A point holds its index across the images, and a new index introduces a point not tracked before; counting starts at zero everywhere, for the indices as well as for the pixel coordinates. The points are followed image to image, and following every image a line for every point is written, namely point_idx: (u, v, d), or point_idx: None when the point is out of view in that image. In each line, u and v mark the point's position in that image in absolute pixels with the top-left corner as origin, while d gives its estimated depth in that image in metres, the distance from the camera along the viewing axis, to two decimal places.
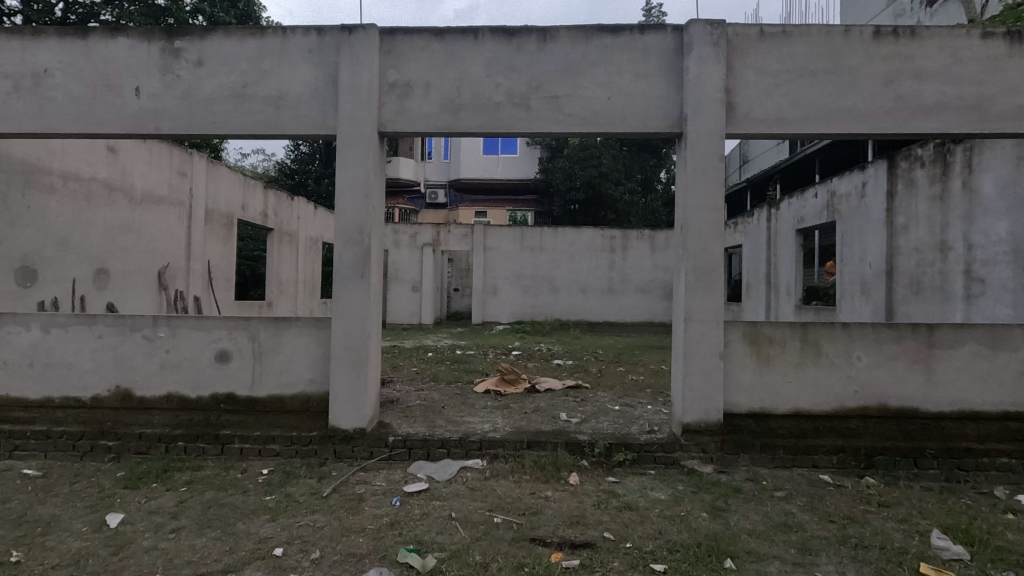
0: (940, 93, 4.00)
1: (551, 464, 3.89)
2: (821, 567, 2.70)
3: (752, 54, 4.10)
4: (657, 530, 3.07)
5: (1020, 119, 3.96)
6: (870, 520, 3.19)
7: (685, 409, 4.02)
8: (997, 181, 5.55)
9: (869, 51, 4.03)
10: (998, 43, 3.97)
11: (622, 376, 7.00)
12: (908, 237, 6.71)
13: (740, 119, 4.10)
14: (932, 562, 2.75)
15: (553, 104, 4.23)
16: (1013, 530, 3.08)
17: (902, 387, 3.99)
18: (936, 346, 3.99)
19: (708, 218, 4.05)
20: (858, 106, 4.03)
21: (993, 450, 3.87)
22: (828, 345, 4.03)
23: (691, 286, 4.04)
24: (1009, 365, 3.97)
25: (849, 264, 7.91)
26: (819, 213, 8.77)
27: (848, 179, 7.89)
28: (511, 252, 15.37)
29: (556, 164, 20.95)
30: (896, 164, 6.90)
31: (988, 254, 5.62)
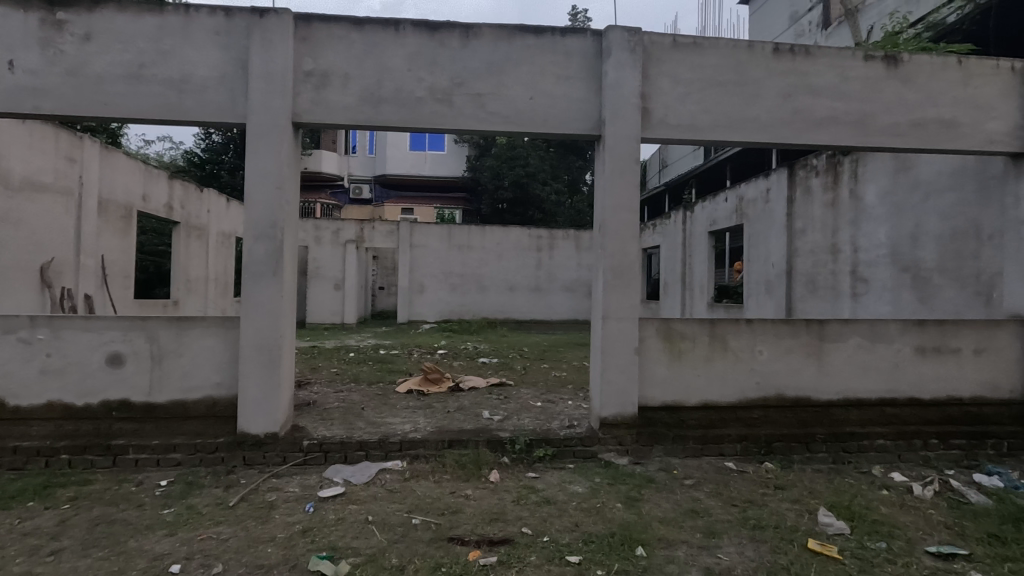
0: (830, 108, 4.36)
1: (472, 463, 3.89)
2: (723, 549, 2.87)
3: (666, 62, 4.28)
4: (574, 523, 3.14)
5: (897, 134, 4.40)
6: (768, 502, 3.43)
7: (602, 404, 4.15)
8: (878, 190, 6.14)
9: (770, 65, 4.33)
10: (877, 65, 4.39)
11: (546, 373, 7.10)
12: (805, 240, 7.29)
13: (656, 125, 4.27)
14: (818, 537, 3.00)
15: (476, 101, 4.21)
16: (887, 504, 3.42)
17: (797, 378, 4.32)
18: (826, 340, 4.35)
19: (625, 219, 4.20)
20: (761, 116, 4.32)
21: (873, 433, 4.27)
22: (733, 340, 4.29)
23: (609, 284, 4.17)
24: (886, 355, 4.40)
25: (755, 264, 8.47)
26: (729, 216, 9.33)
27: (755, 185, 8.44)
28: (438, 250, 15.22)
29: (485, 163, 21.04)
30: (795, 172, 7.47)
31: (871, 256, 6.21)
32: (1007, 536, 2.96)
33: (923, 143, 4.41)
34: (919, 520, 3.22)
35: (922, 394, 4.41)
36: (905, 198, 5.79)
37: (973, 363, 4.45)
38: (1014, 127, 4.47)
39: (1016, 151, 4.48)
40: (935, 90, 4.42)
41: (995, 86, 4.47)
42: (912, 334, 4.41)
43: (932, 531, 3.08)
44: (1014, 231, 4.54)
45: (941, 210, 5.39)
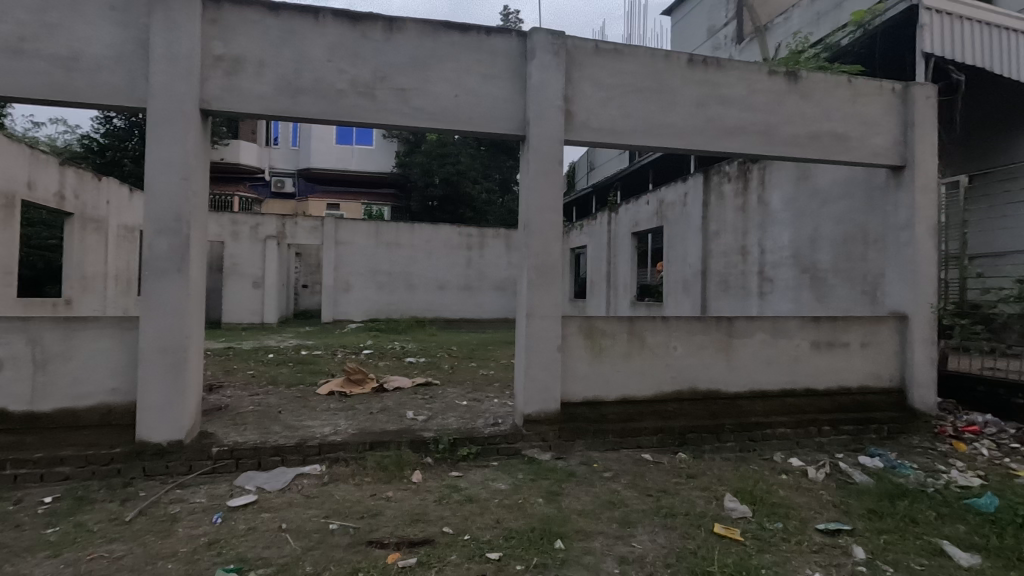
0: (739, 118, 4.64)
1: (394, 464, 3.82)
2: (638, 537, 2.99)
3: (588, 67, 4.40)
4: (495, 520, 3.16)
5: (797, 145, 4.75)
6: (680, 491, 3.61)
7: (526, 401, 4.21)
8: (782, 196, 6.61)
9: (684, 74, 4.55)
10: (780, 80, 4.72)
11: (472, 372, 7.11)
12: (719, 242, 7.74)
13: (579, 127, 4.38)
14: (724, 521, 3.19)
15: (401, 96, 4.14)
16: (785, 488, 3.69)
17: (708, 372, 4.58)
18: (734, 335, 4.63)
19: (549, 219, 4.27)
20: (676, 123, 4.53)
21: (775, 422, 4.59)
22: (650, 337, 4.47)
23: (532, 282, 4.23)
24: (787, 350, 4.74)
25: (674, 264, 8.88)
26: (650, 218, 9.71)
27: (674, 188, 8.86)
28: (365, 247, 14.82)
29: (415, 159, 20.79)
30: (710, 178, 7.91)
31: (776, 258, 6.70)
32: (884, 510, 3.28)
33: (818, 154, 4.79)
34: (811, 500, 3.50)
35: (817, 384, 4.79)
36: (805, 205, 6.27)
37: (860, 356, 4.89)
38: (894, 142, 4.96)
39: (896, 164, 4.97)
40: (829, 105, 4.81)
41: (879, 105, 4.93)
42: (809, 330, 4.78)
43: (822, 510, 3.35)
44: (895, 236, 5.04)
45: (835, 216, 5.88)
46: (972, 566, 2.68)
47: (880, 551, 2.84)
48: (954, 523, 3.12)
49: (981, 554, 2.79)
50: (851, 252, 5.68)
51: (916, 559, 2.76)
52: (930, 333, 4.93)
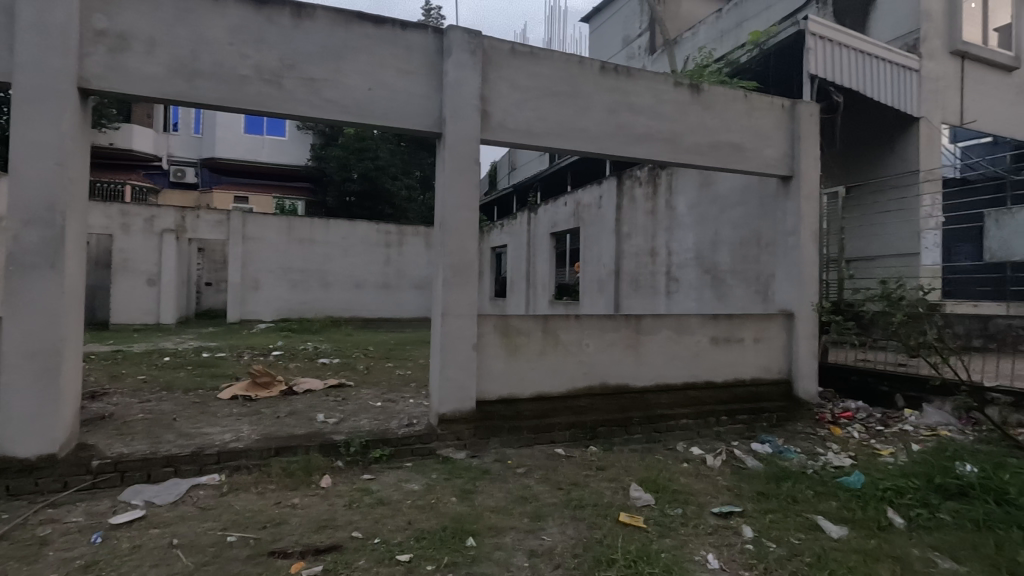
0: (647, 125, 4.87)
1: (301, 469, 3.66)
2: (547, 530, 3.07)
3: (505, 68, 4.44)
4: (407, 521, 3.11)
5: (699, 153, 5.07)
6: (590, 483, 3.75)
7: (441, 400, 4.19)
8: (688, 201, 7.03)
9: (597, 81, 4.71)
10: (684, 91, 5.00)
11: (389, 372, 6.97)
12: (631, 243, 8.11)
13: (495, 127, 4.41)
14: (629, 510, 3.34)
15: (310, 86, 3.97)
16: (686, 475, 3.93)
17: (618, 368, 4.77)
18: (642, 333, 4.87)
19: (464, 218, 4.27)
20: (589, 128, 4.68)
21: (679, 413, 4.88)
22: (564, 334, 4.59)
23: (448, 281, 4.21)
24: (690, 345, 5.04)
25: (589, 264, 9.17)
26: (568, 219, 9.98)
27: (590, 191, 9.16)
28: (276, 243, 14.08)
29: (331, 152, 20.08)
30: (623, 182, 8.26)
31: (682, 259, 7.12)
32: (771, 492, 3.57)
33: (718, 162, 5.13)
34: (708, 485, 3.75)
35: (716, 377, 5.14)
36: (708, 210, 6.70)
37: (754, 350, 5.30)
38: (783, 154, 5.40)
39: (785, 175, 5.42)
40: (728, 117, 5.17)
41: (771, 120, 5.35)
42: (709, 327, 5.12)
43: (717, 494, 3.60)
44: (783, 241, 5.50)
45: (733, 221, 6.33)
46: (840, 538, 2.98)
47: (765, 529, 3.09)
48: (828, 500, 3.46)
49: (849, 527, 3.11)
50: (747, 255, 6.14)
51: (796, 534, 3.03)
52: (812, 329, 5.44)
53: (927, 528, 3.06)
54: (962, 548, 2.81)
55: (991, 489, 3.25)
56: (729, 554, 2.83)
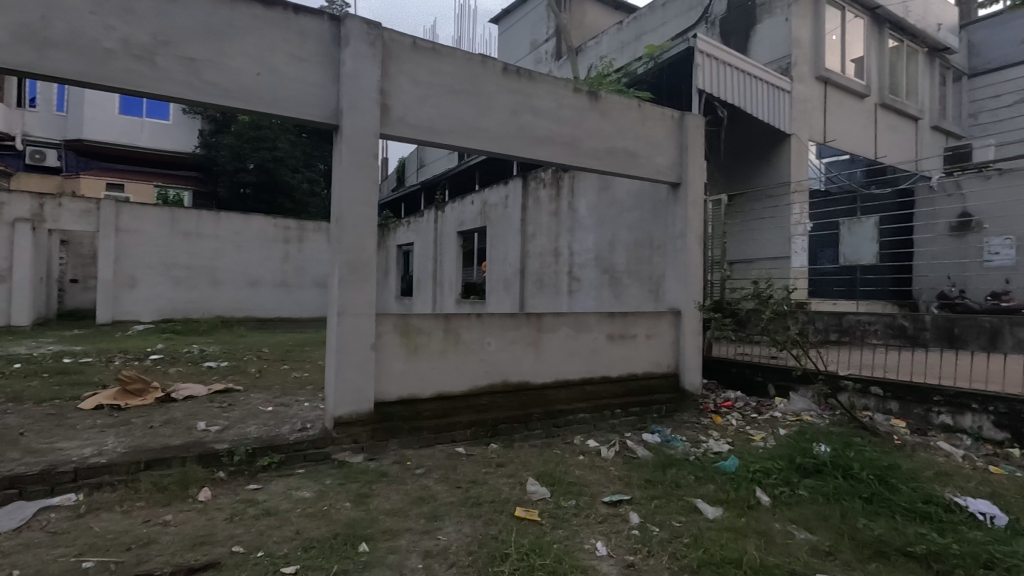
0: (548, 128, 5.00)
1: (175, 484, 3.36)
2: (443, 530, 3.05)
3: (406, 62, 4.36)
4: (295, 531, 2.96)
5: (597, 157, 5.28)
6: (488, 480, 3.78)
7: (337, 402, 4.03)
8: (588, 204, 7.31)
9: (499, 81, 4.75)
10: (583, 97, 5.19)
11: (283, 375, 6.61)
12: (535, 243, 8.29)
13: (395, 122, 4.31)
14: (525, 504, 3.41)
15: (189, 66, 3.66)
16: (581, 467, 4.08)
17: (519, 365, 4.85)
18: (542, 330, 4.98)
19: (362, 213, 4.14)
20: (491, 127, 4.71)
21: (576, 408, 5.06)
22: (465, 333, 4.60)
23: (344, 279, 4.06)
24: (587, 342, 5.24)
25: (495, 263, 9.26)
26: (475, 218, 10.01)
27: (496, 191, 9.26)
28: (156, 237, 12.84)
29: (222, 140, 18.67)
30: (528, 183, 8.45)
31: (582, 259, 7.40)
32: (657, 478, 3.81)
33: (614, 167, 5.37)
34: (602, 476, 3.92)
35: (611, 372, 5.38)
36: (606, 213, 7.00)
37: (646, 346, 5.60)
38: (673, 162, 5.77)
39: (675, 182, 5.78)
40: (624, 124, 5.43)
41: (662, 129, 5.69)
42: (605, 324, 5.34)
43: (609, 484, 3.77)
44: (673, 243, 5.87)
45: (629, 224, 6.67)
46: (714, 517, 3.23)
47: (649, 514, 3.28)
48: (707, 483, 3.74)
49: (723, 507, 3.38)
50: (641, 256, 6.49)
51: (677, 517, 3.25)
52: (697, 325, 5.85)
53: (787, 503, 3.41)
54: (815, 520, 3.15)
55: (840, 465, 3.67)
56: (617, 541, 2.98)
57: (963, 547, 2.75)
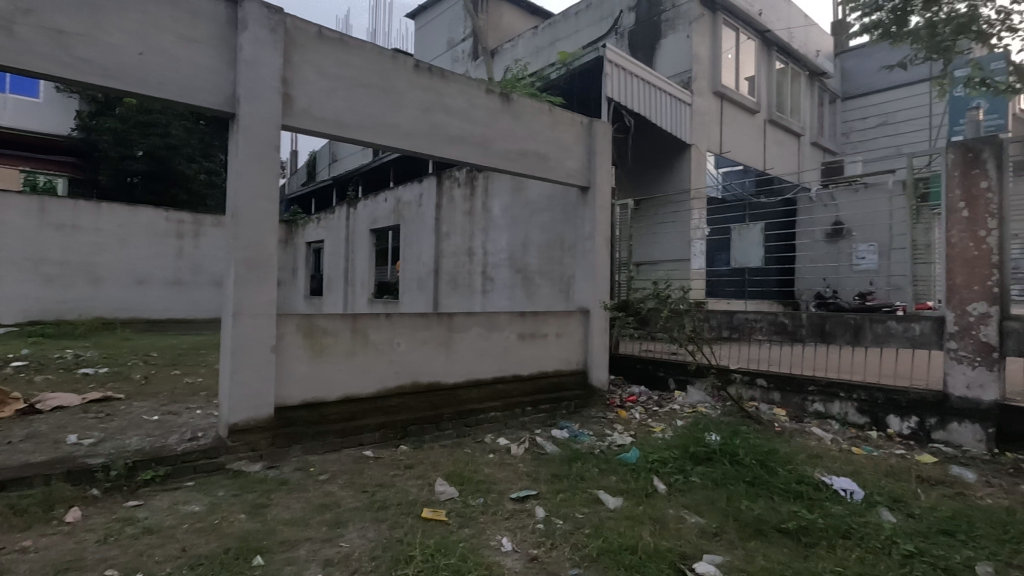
0: (460, 128, 4.99)
1: (37, 506, 3.01)
2: (346, 536, 2.96)
3: (311, 51, 4.19)
4: (180, 548, 2.75)
5: (509, 159, 5.34)
6: (396, 482, 3.71)
7: (232, 409, 3.78)
8: (502, 204, 7.40)
9: (410, 78, 4.68)
10: (496, 99, 5.24)
11: (173, 381, 6.12)
12: (449, 242, 8.26)
13: (298, 113, 4.12)
14: (432, 505, 3.39)
15: (57, 39, 3.29)
16: (490, 466, 4.12)
17: (430, 365, 4.80)
18: (454, 330, 4.97)
19: (261, 208, 3.92)
20: (402, 124, 4.63)
21: (487, 407, 5.10)
22: (374, 333, 4.48)
23: (240, 277, 3.83)
24: (498, 341, 5.28)
25: (409, 262, 9.12)
26: (388, 216, 9.81)
27: (410, 188, 9.13)
28: (21, 228, 11.32)
29: (103, 123, 16.92)
30: (443, 182, 8.41)
31: (496, 260, 7.47)
32: (563, 472, 3.92)
33: (526, 169, 5.47)
34: (510, 473, 3.98)
35: (522, 370, 5.45)
36: (519, 213, 7.11)
37: (556, 344, 5.74)
38: (582, 166, 5.97)
39: (584, 186, 5.98)
40: (536, 127, 5.54)
41: (572, 134, 5.86)
42: (516, 323, 5.42)
43: (517, 480, 3.83)
44: (582, 245, 6.07)
45: (541, 225, 6.82)
46: (615, 507, 3.38)
47: (554, 508, 3.37)
48: (609, 475, 3.91)
49: (624, 496, 3.55)
50: (552, 256, 6.66)
51: (580, 509, 3.36)
52: (604, 324, 6.09)
53: (681, 490, 3.64)
54: (704, 504, 3.39)
55: (727, 452, 3.95)
56: (522, 535, 3.04)
57: (827, 521, 3.07)
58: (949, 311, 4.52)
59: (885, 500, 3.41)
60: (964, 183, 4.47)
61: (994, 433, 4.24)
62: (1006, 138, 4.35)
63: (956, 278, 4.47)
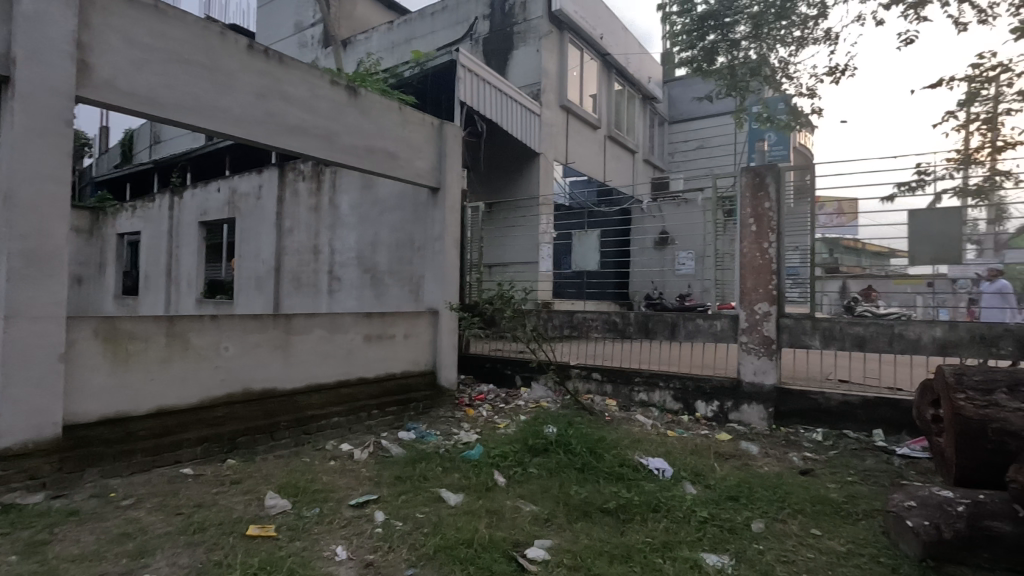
0: (300, 118, 4.69)
1: None
2: (152, 567, 2.63)
3: (117, 15, 3.66)
4: None
5: (354, 154, 5.14)
6: (218, 501, 3.39)
7: (3, 431, 3.16)
8: (350, 201, 7.14)
9: (243, 59, 4.32)
10: (341, 91, 5.03)
11: None
12: (292, 239, 7.76)
13: (99, 85, 3.57)
14: (259, 521, 3.15)
15: None
16: (329, 473, 3.95)
17: (263, 371, 4.44)
18: (291, 333, 4.65)
19: (45, 192, 3.35)
20: (231, 109, 4.24)
21: (330, 412, 4.88)
22: (195, 337, 4.04)
23: (15, 273, 3.22)
24: (341, 343, 5.05)
25: (245, 260, 8.38)
26: (221, 207, 8.93)
27: (247, 179, 8.41)
28: None
29: None
30: (285, 174, 7.88)
31: (343, 259, 7.20)
32: (407, 474, 3.89)
33: (374, 166, 5.31)
34: (351, 479, 3.86)
35: (367, 373, 5.28)
36: (368, 212, 6.92)
37: (404, 345, 5.66)
38: (432, 167, 5.96)
39: (433, 186, 5.99)
40: (384, 124, 5.41)
41: (422, 133, 5.83)
42: (362, 324, 5.24)
43: (358, 486, 3.72)
44: (432, 246, 6.09)
45: (391, 224, 6.70)
46: (455, 504, 3.45)
47: (394, 510, 3.33)
48: (452, 472, 3.97)
49: (464, 493, 3.63)
50: (402, 257, 6.58)
51: (421, 509, 3.37)
52: (453, 324, 6.15)
53: (519, 481, 3.82)
54: (538, 493, 3.60)
55: (562, 443, 4.22)
56: (358, 542, 2.95)
57: (641, 498, 3.44)
58: (741, 310, 5.32)
59: (689, 475, 3.92)
60: (753, 203, 5.30)
61: (773, 411, 5.11)
62: (783, 167, 5.25)
63: (747, 283, 5.29)
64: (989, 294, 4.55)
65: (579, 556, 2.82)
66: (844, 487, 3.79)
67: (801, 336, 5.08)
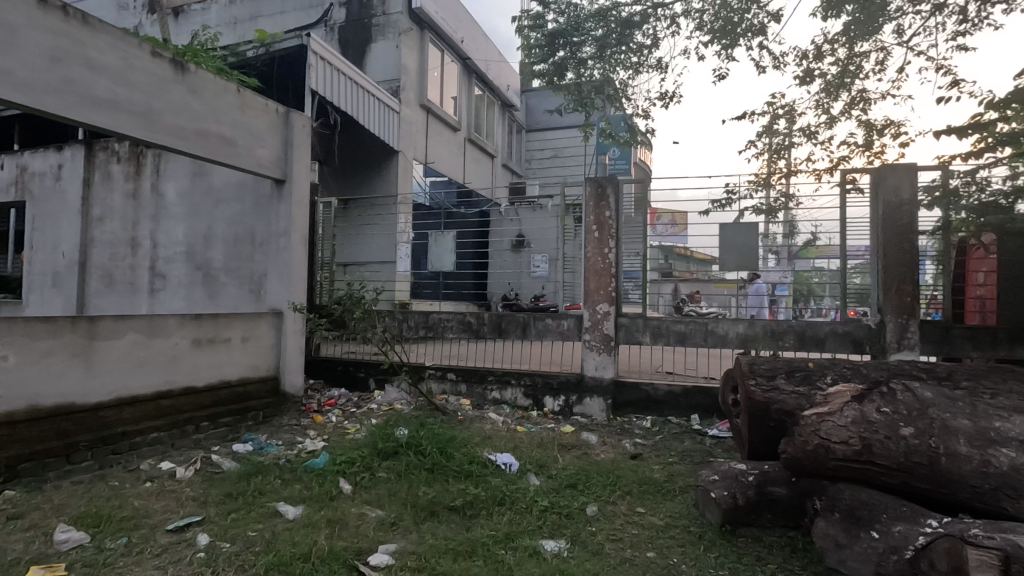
0: (110, 90, 4.06)
1: None
2: None
3: None
4: None
5: (181, 137, 4.57)
6: None
7: None
8: (178, 189, 6.39)
9: (32, 15, 3.66)
10: (164, 64, 4.45)
11: None
12: (102, 229, 6.72)
13: None
14: (44, 561, 2.68)
15: None
16: (142, 496, 3.48)
17: (57, 383, 3.77)
18: (95, 337, 4.02)
19: None
20: (14, 70, 3.54)
21: (146, 428, 4.30)
22: None
23: None
24: (162, 349, 4.47)
25: (37, 251, 7.06)
26: (5, 188, 7.43)
27: (42, 156, 7.11)
28: None
29: None
30: (94, 154, 6.79)
31: (168, 253, 6.44)
32: (240, 490, 3.56)
33: (205, 151, 4.77)
34: (170, 502, 3.43)
35: (195, 382, 4.74)
36: (199, 202, 6.25)
37: (240, 349, 5.18)
38: (276, 157, 5.52)
39: (277, 178, 5.56)
40: (218, 106, 4.89)
41: (264, 120, 5.37)
42: (188, 327, 4.68)
43: (178, 508, 3.33)
44: (276, 241, 5.66)
45: (227, 217, 6.10)
46: (294, 517, 3.25)
47: (221, 531, 3.03)
48: (292, 484, 3.72)
49: (305, 504, 3.43)
50: (240, 253, 6.04)
51: (253, 526, 3.11)
52: (299, 326, 5.77)
53: (365, 487, 3.71)
54: (385, 498, 3.52)
55: (412, 445, 4.16)
56: (174, 570, 2.65)
57: (486, 492, 3.53)
58: (585, 310, 5.72)
59: (533, 467, 4.12)
60: (596, 210, 5.73)
61: (610, 403, 5.57)
62: (622, 179, 5.74)
63: (590, 284, 5.71)
64: (753, 295, 5.46)
65: (423, 557, 2.81)
66: (665, 467, 4.27)
67: (635, 333, 5.62)
